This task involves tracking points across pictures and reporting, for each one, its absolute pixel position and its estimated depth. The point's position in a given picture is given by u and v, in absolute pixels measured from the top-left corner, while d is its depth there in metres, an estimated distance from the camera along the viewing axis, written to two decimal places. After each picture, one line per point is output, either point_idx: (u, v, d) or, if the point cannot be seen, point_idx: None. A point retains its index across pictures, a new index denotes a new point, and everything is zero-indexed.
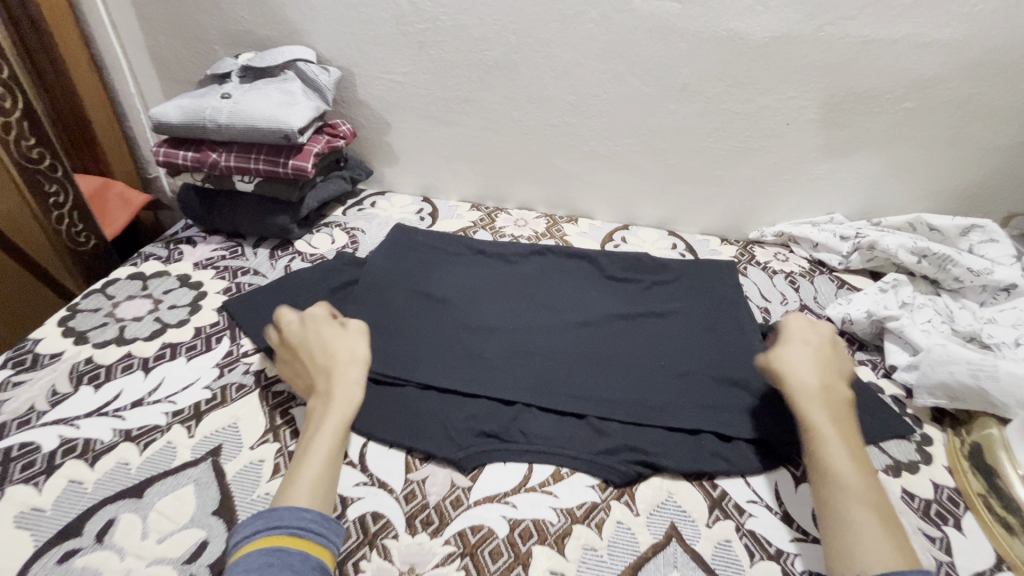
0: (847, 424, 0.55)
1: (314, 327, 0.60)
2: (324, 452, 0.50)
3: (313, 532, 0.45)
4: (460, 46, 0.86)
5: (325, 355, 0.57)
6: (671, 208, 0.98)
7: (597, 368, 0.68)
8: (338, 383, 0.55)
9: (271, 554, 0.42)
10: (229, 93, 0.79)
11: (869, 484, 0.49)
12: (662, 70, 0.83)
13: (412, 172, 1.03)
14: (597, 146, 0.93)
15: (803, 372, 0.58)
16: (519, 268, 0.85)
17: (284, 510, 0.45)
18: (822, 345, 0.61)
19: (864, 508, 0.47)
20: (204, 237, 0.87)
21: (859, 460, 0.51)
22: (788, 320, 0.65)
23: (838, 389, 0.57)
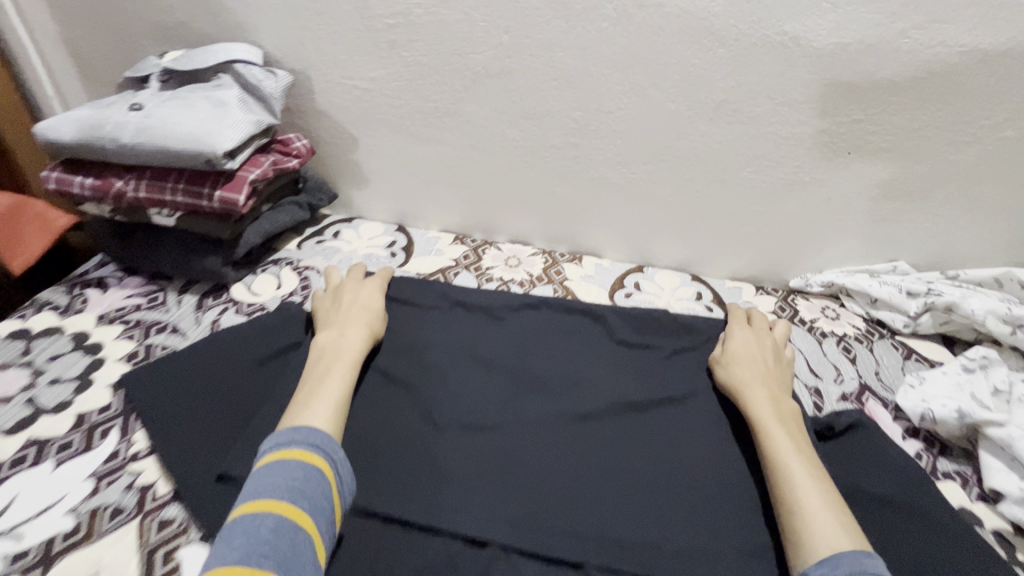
0: (793, 425, 0.55)
1: (365, 287, 0.68)
2: (338, 384, 0.55)
3: (341, 466, 0.48)
4: (440, 46, 0.69)
5: (362, 311, 0.63)
6: (695, 248, 0.81)
7: (597, 491, 0.52)
8: (359, 330, 0.61)
9: (305, 468, 0.45)
10: (142, 103, 0.63)
11: (818, 474, 0.49)
12: (694, 82, 0.65)
13: (385, 196, 0.86)
14: (607, 173, 0.76)
15: (746, 372, 0.60)
16: (507, 328, 0.68)
17: (321, 433, 0.48)
18: (762, 349, 0.64)
19: (812, 497, 0.46)
20: (120, 278, 0.71)
21: (806, 453, 0.51)
22: (728, 328, 0.67)
23: (782, 394, 0.58)
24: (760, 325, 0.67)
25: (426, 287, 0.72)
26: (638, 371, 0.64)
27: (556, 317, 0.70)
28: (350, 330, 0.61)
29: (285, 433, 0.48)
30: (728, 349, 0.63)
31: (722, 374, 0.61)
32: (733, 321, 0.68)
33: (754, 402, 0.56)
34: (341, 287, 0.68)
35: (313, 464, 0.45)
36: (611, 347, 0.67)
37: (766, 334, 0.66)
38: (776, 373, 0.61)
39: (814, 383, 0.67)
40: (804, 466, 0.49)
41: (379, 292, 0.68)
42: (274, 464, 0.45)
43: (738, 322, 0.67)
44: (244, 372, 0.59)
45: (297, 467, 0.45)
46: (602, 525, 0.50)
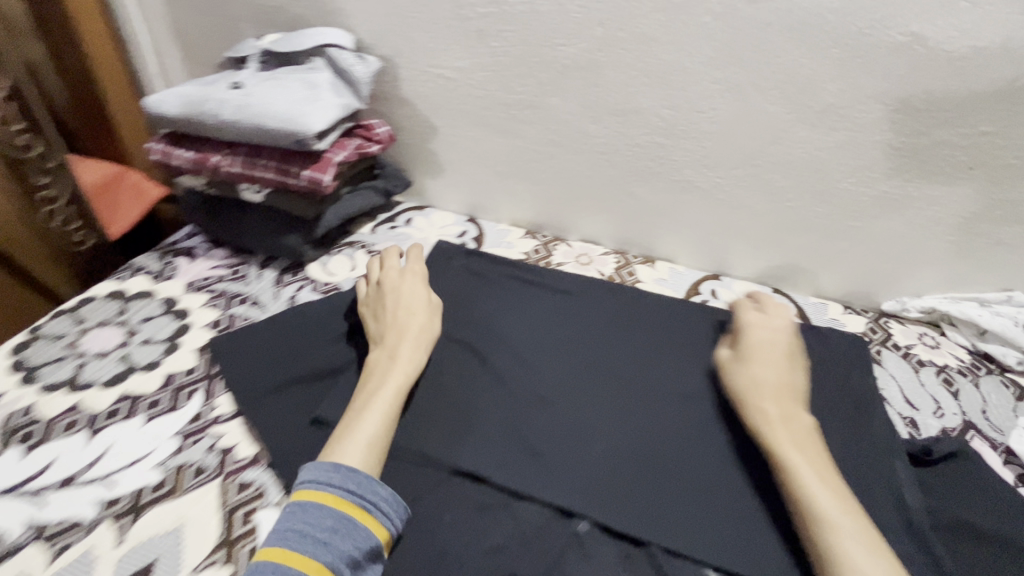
0: (815, 447, 0.49)
1: (407, 284, 0.61)
2: (381, 415, 0.50)
3: (379, 511, 0.44)
4: (530, 37, 0.68)
5: (406, 314, 0.58)
6: (779, 261, 0.77)
7: (678, 479, 0.52)
8: (408, 348, 0.55)
9: (337, 516, 0.42)
10: (241, 82, 0.65)
11: (847, 509, 0.43)
12: (799, 84, 0.61)
13: (458, 187, 0.86)
14: (691, 176, 0.73)
15: (758, 382, 0.53)
16: (586, 307, 0.69)
17: (361, 475, 0.45)
18: (782, 348, 0.56)
19: (846, 537, 0.41)
20: (206, 249, 0.74)
21: (831, 483, 0.45)
22: (743, 323, 0.59)
23: (798, 406, 0.51)
24: (773, 314, 0.60)
25: (493, 280, 0.73)
26: None
27: (630, 314, 0.68)
28: (401, 351, 0.55)
29: (321, 469, 0.45)
30: (743, 352, 0.56)
31: (735, 383, 0.55)
32: (746, 313, 0.60)
33: (768, 423, 0.50)
34: (382, 278, 0.62)
35: (346, 512, 0.43)
36: (686, 347, 0.64)
37: (780, 325, 0.58)
38: (795, 376, 0.54)
39: (909, 414, 0.62)
40: (833, 502, 0.44)
41: (423, 283, 0.62)
42: (305, 508, 0.42)
43: (748, 316, 0.60)
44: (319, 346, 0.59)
45: (327, 515, 0.42)
46: (677, 521, 0.49)
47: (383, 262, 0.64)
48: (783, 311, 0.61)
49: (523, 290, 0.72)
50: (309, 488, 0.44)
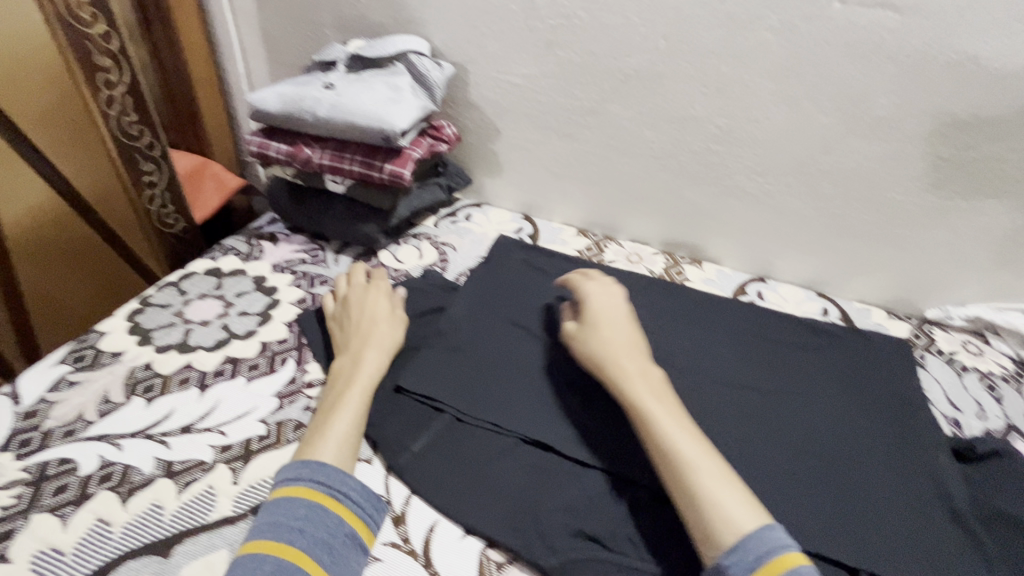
0: (669, 397, 0.53)
1: (371, 296, 0.65)
2: (349, 418, 0.52)
3: (352, 497, 0.47)
4: (596, 49, 0.73)
5: (369, 322, 0.62)
6: (825, 266, 0.80)
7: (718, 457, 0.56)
8: (371, 354, 0.58)
9: (308, 506, 0.45)
10: (333, 83, 0.72)
11: (702, 445, 0.48)
12: (854, 97, 0.65)
13: (516, 187, 0.91)
14: (742, 182, 0.77)
15: (609, 344, 0.57)
16: (638, 301, 0.74)
17: (330, 468, 0.47)
18: (622, 315, 0.61)
19: (706, 469, 0.46)
20: (287, 234, 0.81)
21: (685, 425, 0.50)
22: (584, 294, 0.63)
23: (650, 362, 0.56)
24: (610, 284, 0.65)
25: (551, 273, 0.77)
26: (758, 376, 0.66)
27: (681, 310, 0.73)
28: (364, 357, 0.58)
29: (290, 468, 0.48)
30: (591, 319, 0.60)
31: (591, 348, 0.57)
32: (589, 286, 0.64)
33: (625, 380, 0.53)
34: (349, 293, 0.66)
35: (317, 501, 0.45)
36: (728, 343, 0.70)
37: (620, 296, 0.63)
38: (642, 338, 0.59)
39: (952, 415, 0.64)
40: (689, 441, 0.48)
41: (386, 296, 0.65)
42: (279, 502, 0.45)
43: (591, 288, 0.64)
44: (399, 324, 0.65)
45: (299, 506, 0.45)
46: None
47: (349, 279, 0.68)
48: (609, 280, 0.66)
49: None
50: (277, 487, 0.47)
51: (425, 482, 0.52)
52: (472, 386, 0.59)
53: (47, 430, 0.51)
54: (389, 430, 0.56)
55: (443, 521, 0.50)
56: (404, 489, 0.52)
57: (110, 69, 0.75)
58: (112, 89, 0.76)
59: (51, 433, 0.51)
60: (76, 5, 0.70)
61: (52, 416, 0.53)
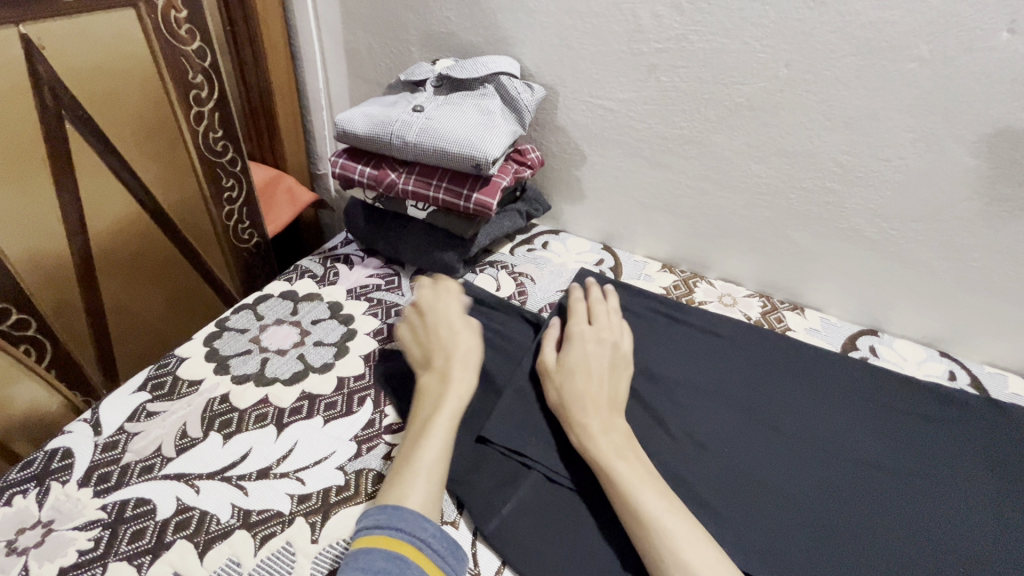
0: (628, 446, 0.50)
1: (448, 307, 0.62)
2: (440, 441, 0.48)
3: (433, 546, 0.41)
4: (705, 75, 0.67)
5: (449, 334, 0.58)
6: (952, 323, 0.71)
7: (847, 546, 0.49)
8: (459, 368, 0.55)
9: (387, 557, 0.39)
10: (422, 105, 0.69)
11: (669, 504, 0.45)
12: (1012, 138, 0.57)
13: (597, 215, 0.86)
14: (860, 225, 0.69)
15: (582, 394, 0.54)
16: (738, 348, 0.67)
17: (406, 512, 0.43)
18: (609, 360, 0.59)
19: (674, 528, 0.43)
20: (361, 257, 0.78)
21: (652, 483, 0.47)
22: (570, 335, 0.61)
23: (616, 414, 0.53)
24: (603, 329, 0.62)
25: (636, 314, 0.71)
26: (888, 448, 0.57)
27: (789, 363, 0.66)
28: (453, 373, 0.54)
29: (364, 515, 0.43)
30: (565, 364, 0.57)
31: (559, 386, 0.55)
32: (577, 328, 0.61)
33: (587, 433, 0.50)
34: (421, 301, 0.63)
35: (397, 549, 0.40)
36: (850, 403, 0.61)
37: (607, 339, 0.61)
38: (619, 387, 0.57)
39: None
40: (656, 498, 0.45)
41: (459, 305, 0.62)
42: (355, 555, 0.40)
43: (578, 331, 0.61)
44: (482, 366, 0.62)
45: (378, 556, 0.39)
46: None
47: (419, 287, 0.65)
48: (611, 323, 0.64)
49: (668, 327, 0.70)
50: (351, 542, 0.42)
51: (515, 555, 0.47)
52: (561, 441, 0.54)
53: (126, 464, 0.50)
54: (475, 488, 0.51)
55: None
56: (494, 560, 0.48)
57: (201, 85, 0.76)
58: (202, 105, 0.77)
59: (130, 468, 0.49)
60: (175, 22, 0.70)
61: (130, 450, 0.51)
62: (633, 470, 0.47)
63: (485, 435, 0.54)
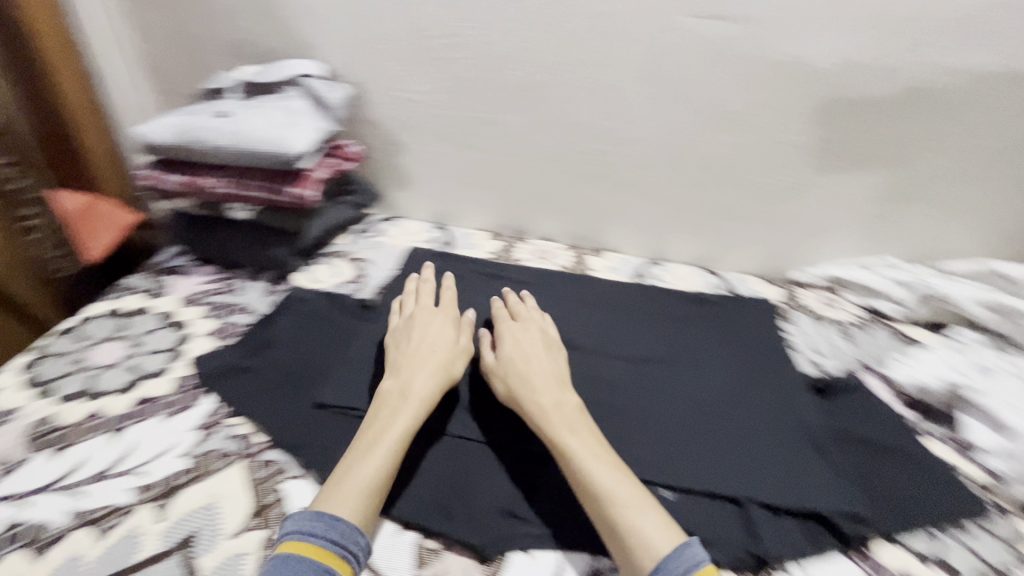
0: (585, 429, 0.53)
1: (432, 324, 0.63)
2: (386, 455, 0.50)
3: (358, 559, 0.45)
4: (483, 63, 0.78)
5: (427, 347, 0.60)
6: (709, 245, 0.90)
7: (625, 421, 0.63)
8: (420, 380, 0.56)
9: (318, 568, 0.42)
10: (225, 111, 0.73)
11: (621, 474, 0.49)
12: (708, 97, 0.75)
13: (427, 198, 0.95)
14: (629, 176, 0.85)
15: (531, 380, 0.58)
16: (550, 292, 0.80)
17: (343, 525, 0.45)
18: (541, 346, 0.63)
19: (626, 501, 0.47)
20: (196, 266, 0.80)
21: (601, 456, 0.51)
22: (501, 331, 0.64)
23: (565, 392, 0.57)
24: (527, 322, 0.67)
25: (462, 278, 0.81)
26: (660, 344, 0.73)
27: (589, 296, 0.79)
28: (413, 385, 0.56)
29: (303, 520, 0.45)
30: (504, 356, 0.61)
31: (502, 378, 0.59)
32: (501, 324, 0.66)
33: (545, 416, 0.54)
34: (412, 316, 0.65)
35: (327, 564, 0.43)
36: (632, 317, 0.76)
37: (532, 327, 0.65)
38: (556, 369, 0.60)
39: (814, 358, 0.74)
40: (604, 471, 0.49)
41: (449, 324, 0.64)
42: (287, 560, 0.43)
43: (506, 325, 0.65)
44: (321, 344, 0.67)
45: (309, 566, 0.42)
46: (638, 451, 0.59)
47: (417, 300, 0.68)
48: (533, 316, 0.68)
49: (491, 285, 0.80)
50: (281, 542, 0.45)
51: None
52: None
53: None
54: None
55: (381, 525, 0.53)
56: None
57: None
58: None
59: None
60: None
61: None
62: (587, 451, 0.51)
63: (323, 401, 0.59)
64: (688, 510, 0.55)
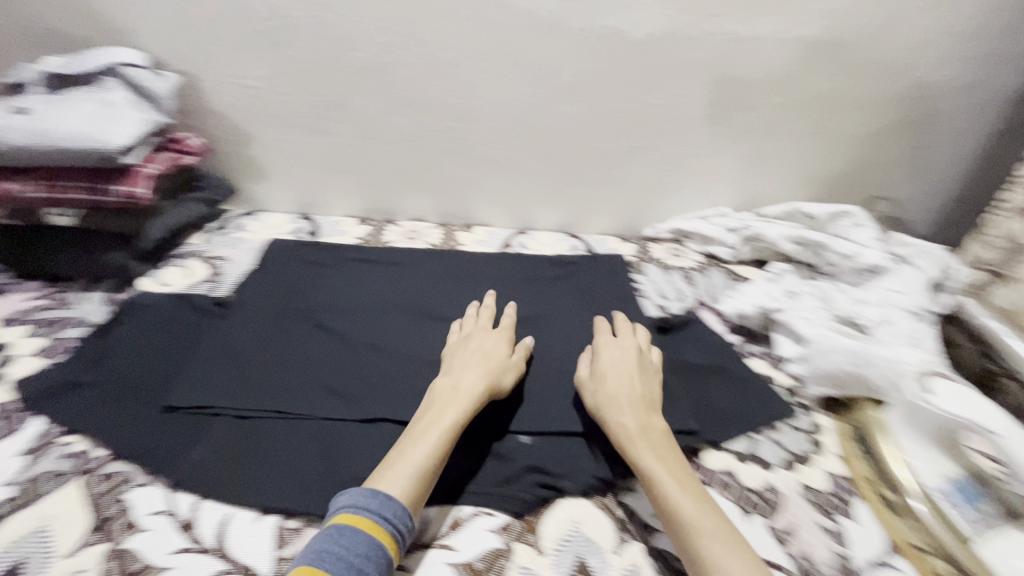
0: (674, 460, 0.53)
1: (489, 341, 0.65)
2: (431, 448, 0.51)
3: (403, 540, 0.46)
4: (322, 45, 0.77)
5: (485, 359, 0.61)
6: (569, 211, 0.96)
7: None
8: (470, 384, 0.58)
9: (369, 543, 0.44)
10: (27, 107, 0.66)
11: (704, 508, 0.49)
12: (545, 70, 0.79)
13: (288, 188, 0.92)
14: (486, 151, 0.88)
15: (615, 398, 0.58)
16: (418, 267, 0.80)
17: (397, 505, 0.47)
18: (637, 361, 0.63)
19: (707, 533, 0.47)
20: (18, 283, 0.72)
21: (687, 485, 0.51)
22: (597, 345, 0.65)
23: (652, 415, 0.57)
24: (623, 335, 0.67)
25: (326, 263, 0.79)
26: (524, 304, 0.77)
27: (455, 269, 0.81)
28: (463, 386, 0.57)
29: (357, 496, 0.47)
30: (599, 371, 0.62)
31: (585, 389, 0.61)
32: (601, 337, 0.67)
33: (631, 437, 0.55)
34: (470, 331, 0.67)
35: (378, 542, 0.44)
36: (497, 283, 0.80)
37: (629, 344, 0.65)
38: (648, 391, 0.60)
39: (660, 301, 0.83)
40: (691, 505, 0.49)
41: (505, 344, 0.65)
42: (340, 530, 0.44)
43: (602, 337, 0.67)
44: (169, 348, 0.64)
45: (361, 540, 0.44)
46: (499, 404, 0.62)
47: (473, 321, 0.69)
48: (636, 333, 0.68)
49: (358, 269, 0.79)
50: (335, 511, 0.46)
51: (210, 484, 0.51)
52: (247, 385, 0.60)
53: None
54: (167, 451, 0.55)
55: (238, 513, 0.50)
56: (191, 496, 0.51)
57: None
58: None
59: None
60: None
61: None
62: (677, 483, 0.51)
63: (173, 404, 0.57)
64: (543, 451, 0.58)
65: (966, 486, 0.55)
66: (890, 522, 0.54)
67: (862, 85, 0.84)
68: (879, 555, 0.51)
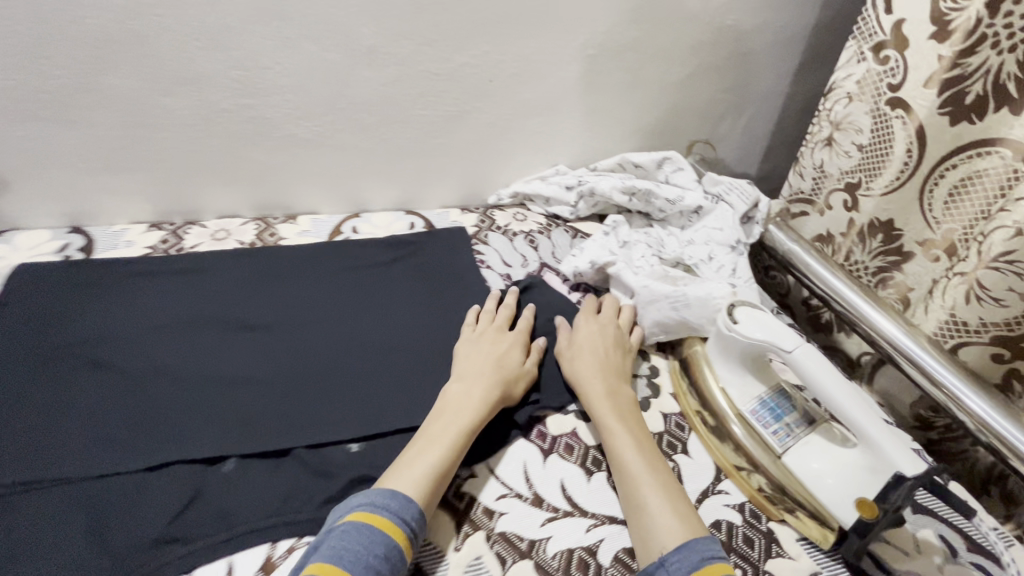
0: (633, 421, 0.56)
1: (506, 340, 0.62)
2: (442, 456, 0.50)
3: (416, 544, 0.45)
4: (38, 12, 0.60)
5: (497, 365, 0.59)
6: (404, 187, 0.90)
7: (314, 383, 0.58)
8: (485, 392, 0.55)
9: (389, 545, 0.43)
10: None
11: (656, 466, 0.52)
12: (340, 31, 0.70)
13: (42, 198, 0.74)
14: (292, 130, 0.78)
15: (590, 365, 0.60)
16: (224, 270, 0.69)
17: (414, 507, 0.46)
18: (613, 332, 0.65)
19: (655, 486, 0.50)
20: None
21: (643, 443, 0.54)
22: (578, 316, 0.66)
23: (620, 382, 0.60)
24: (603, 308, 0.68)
25: (98, 283, 0.64)
26: (354, 294, 0.70)
27: (271, 268, 0.71)
28: (476, 393, 0.55)
29: (377, 494, 0.46)
30: (577, 340, 0.63)
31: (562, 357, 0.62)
32: (582, 307, 0.68)
33: (597, 400, 0.57)
34: (480, 328, 0.64)
35: (397, 544, 0.43)
36: (325, 276, 0.71)
37: (609, 317, 0.67)
38: (621, 362, 0.63)
39: (505, 271, 0.80)
40: (644, 461, 0.52)
41: (519, 344, 0.62)
42: (359, 528, 0.43)
43: (586, 308, 0.68)
44: None
45: (381, 540, 0.43)
46: (325, 414, 0.55)
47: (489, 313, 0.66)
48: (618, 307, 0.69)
49: (143, 288, 0.65)
50: (354, 507, 0.45)
51: None
52: None
53: None
54: None
55: None
56: None
57: None
58: None
59: None
60: None
61: None
62: (634, 442, 0.53)
63: None
64: (372, 457, 0.53)
65: (777, 404, 0.57)
66: (716, 449, 0.57)
67: (670, 33, 0.85)
68: (707, 486, 0.54)
